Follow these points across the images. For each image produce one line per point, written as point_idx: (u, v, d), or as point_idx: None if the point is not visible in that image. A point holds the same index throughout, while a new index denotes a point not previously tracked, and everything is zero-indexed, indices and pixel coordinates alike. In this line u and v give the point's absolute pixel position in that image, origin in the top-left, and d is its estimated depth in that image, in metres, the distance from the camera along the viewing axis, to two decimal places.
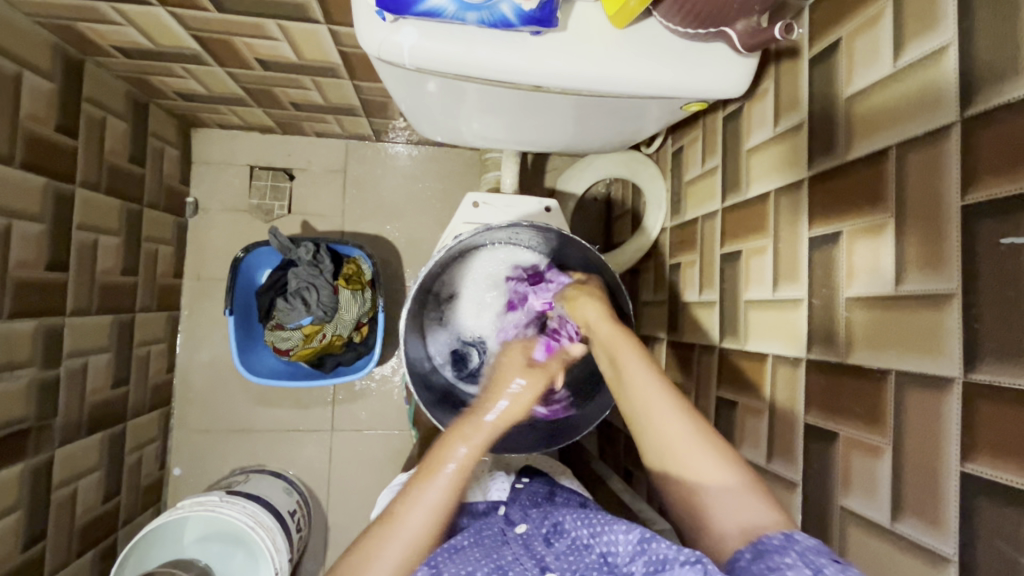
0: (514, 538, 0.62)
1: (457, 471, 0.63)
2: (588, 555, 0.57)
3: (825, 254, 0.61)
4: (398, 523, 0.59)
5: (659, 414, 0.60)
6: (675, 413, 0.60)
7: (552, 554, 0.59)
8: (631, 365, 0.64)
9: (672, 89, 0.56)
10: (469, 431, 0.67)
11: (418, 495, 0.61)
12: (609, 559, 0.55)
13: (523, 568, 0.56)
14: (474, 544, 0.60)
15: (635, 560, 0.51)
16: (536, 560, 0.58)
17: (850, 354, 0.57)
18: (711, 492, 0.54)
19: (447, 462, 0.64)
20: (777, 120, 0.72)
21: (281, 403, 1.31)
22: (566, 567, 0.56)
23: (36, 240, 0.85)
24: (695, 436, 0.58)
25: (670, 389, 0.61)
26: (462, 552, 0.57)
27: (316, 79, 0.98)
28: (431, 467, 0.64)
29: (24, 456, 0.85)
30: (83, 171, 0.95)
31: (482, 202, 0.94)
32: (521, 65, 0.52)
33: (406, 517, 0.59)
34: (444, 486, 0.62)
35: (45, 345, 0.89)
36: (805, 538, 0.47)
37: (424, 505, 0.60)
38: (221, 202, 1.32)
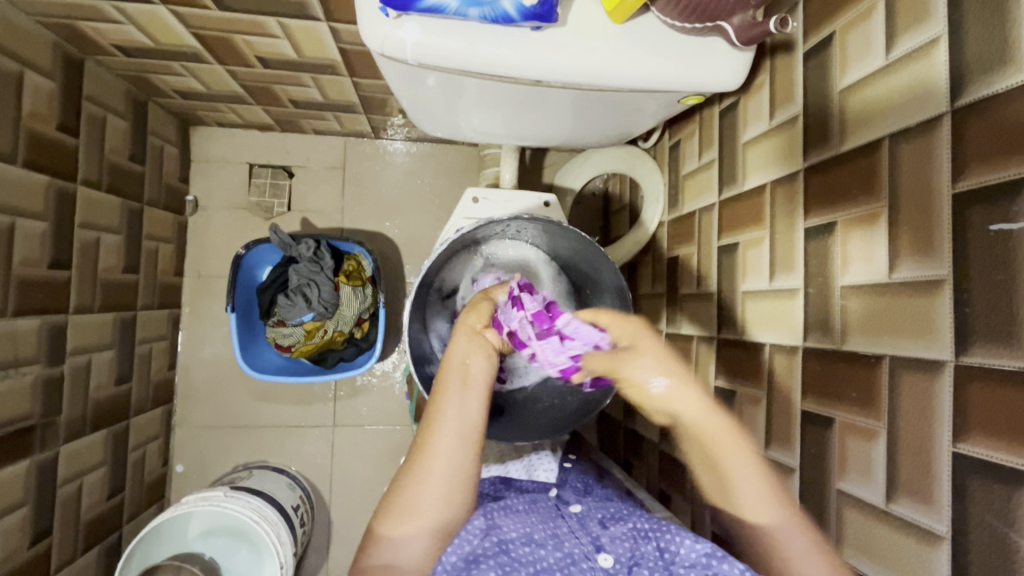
0: (569, 514, 0.67)
1: (461, 375, 0.65)
2: (645, 544, 0.59)
3: (821, 244, 0.63)
4: (429, 452, 0.60)
5: (742, 484, 0.59)
6: (755, 481, 0.59)
7: (607, 537, 0.62)
8: (700, 420, 0.62)
9: (671, 82, 0.57)
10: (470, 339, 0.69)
11: (437, 415, 0.62)
12: (667, 555, 0.58)
13: (580, 542, 0.61)
14: (528, 510, 0.66)
15: (699, 574, 0.54)
16: (590, 537, 0.62)
17: (845, 342, 0.58)
18: (772, 532, 0.57)
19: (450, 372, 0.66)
20: (773, 112, 0.73)
21: (283, 400, 1.32)
22: (621, 551, 0.59)
23: (39, 239, 0.86)
24: (762, 491, 0.59)
25: (749, 455, 0.60)
26: (518, 513, 0.64)
27: (315, 77, 0.99)
28: (441, 383, 0.65)
29: (30, 453, 0.85)
30: (84, 170, 0.95)
31: (482, 198, 0.95)
32: (522, 61, 0.53)
33: (432, 443, 0.61)
34: (456, 392, 0.63)
35: (50, 342, 0.89)
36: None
37: (448, 417, 0.62)
38: (221, 200, 1.32)
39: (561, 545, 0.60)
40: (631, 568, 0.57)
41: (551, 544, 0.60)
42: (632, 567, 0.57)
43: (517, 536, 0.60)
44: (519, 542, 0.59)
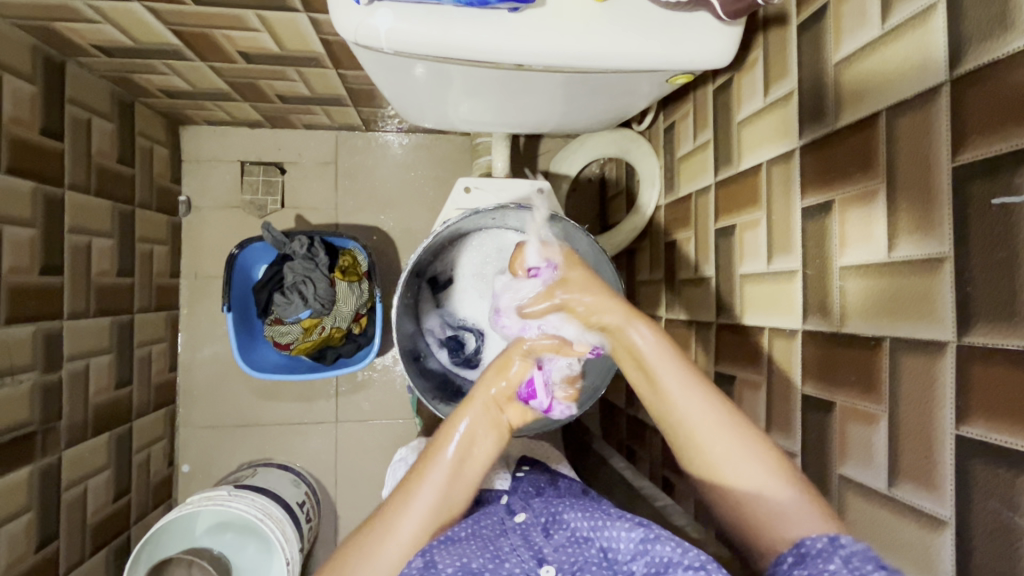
0: (513, 528, 0.61)
1: (457, 457, 0.60)
2: (588, 549, 0.56)
3: (818, 224, 0.61)
4: (391, 520, 0.57)
5: (683, 404, 0.59)
6: (702, 403, 0.59)
7: (551, 546, 0.58)
8: (649, 350, 0.61)
9: (657, 62, 0.55)
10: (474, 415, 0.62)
11: (412, 493, 0.58)
12: (609, 555, 0.55)
13: (520, 559, 0.55)
14: (471, 537, 0.57)
15: (637, 560, 0.53)
16: (533, 551, 0.57)
17: (844, 324, 0.57)
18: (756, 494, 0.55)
19: (447, 447, 0.60)
20: (768, 89, 0.71)
21: (286, 397, 1.32)
22: (565, 559, 0.55)
23: (27, 245, 0.85)
24: (716, 412, 0.58)
25: (687, 368, 0.60)
26: (459, 543, 0.56)
27: (299, 70, 0.97)
28: (432, 449, 0.61)
29: (32, 459, 0.86)
30: (71, 174, 0.94)
31: (474, 187, 0.94)
32: (502, 44, 0.51)
33: (399, 508, 0.58)
34: (442, 476, 0.59)
35: (46, 348, 0.89)
36: (851, 541, 0.48)
37: (421, 499, 0.58)
38: (214, 199, 1.31)
39: (501, 566, 0.53)
40: (575, 574, 0.53)
41: (491, 569, 0.53)
42: (575, 573, 0.53)
43: (452, 572, 0.52)
44: None
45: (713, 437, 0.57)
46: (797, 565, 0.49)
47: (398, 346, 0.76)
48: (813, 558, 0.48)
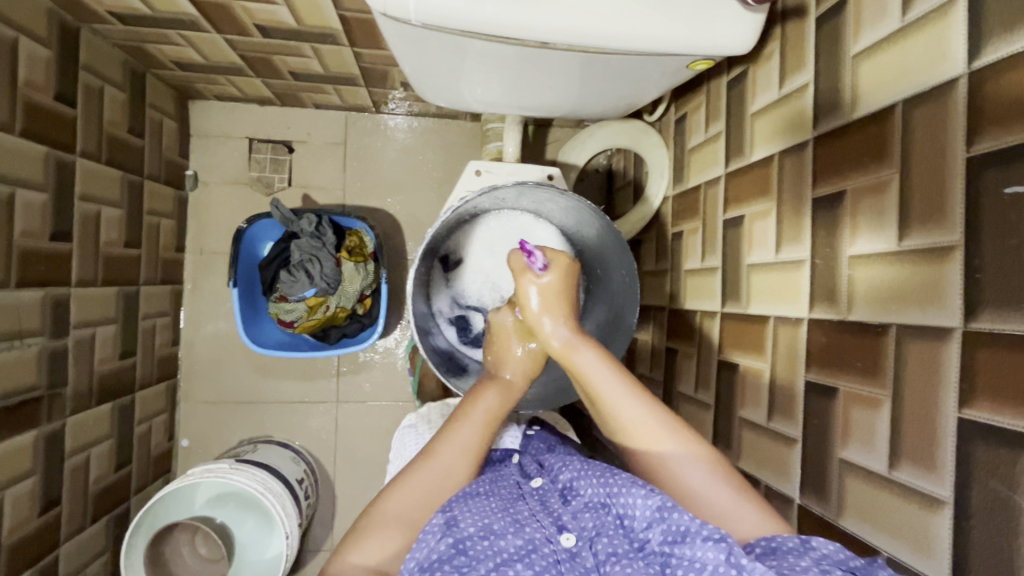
0: (531, 493, 0.64)
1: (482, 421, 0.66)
2: (606, 514, 0.56)
3: (829, 214, 0.62)
4: (433, 459, 0.63)
5: (621, 408, 0.60)
6: (640, 405, 0.60)
7: (570, 513, 0.59)
8: (583, 357, 0.62)
9: (679, 45, 0.56)
10: (496, 388, 0.69)
11: (438, 451, 0.63)
12: (626, 522, 0.55)
13: (541, 525, 0.56)
14: (488, 495, 0.61)
15: (654, 527, 0.52)
16: (553, 518, 0.58)
17: (851, 312, 0.58)
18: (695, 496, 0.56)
19: (477, 407, 0.67)
20: (783, 81, 0.72)
21: (287, 375, 1.32)
22: (583, 526, 0.56)
23: (39, 209, 0.85)
24: (656, 419, 0.59)
25: (626, 378, 0.61)
26: (478, 500, 0.59)
27: (314, 47, 0.97)
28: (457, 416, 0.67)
29: (37, 424, 0.86)
30: (83, 141, 0.94)
31: (485, 170, 0.95)
32: (526, 19, 0.52)
33: (439, 452, 0.63)
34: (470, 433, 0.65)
35: (54, 314, 0.89)
36: (823, 544, 0.47)
37: (446, 458, 0.63)
38: (222, 175, 1.31)
39: (522, 530, 0.55)
40: (593, 540, 0.54)
41: (512, 532, 0.55)
42: (592, 539, 0.54)
43: (474, 531, 0.54)
44: (476, 538, 0.53)
45: (648, 438, 0.59)
46: (765, 555, 0.48)
47: (413, 320, 0.77)
48: (784, 553, 0.47)
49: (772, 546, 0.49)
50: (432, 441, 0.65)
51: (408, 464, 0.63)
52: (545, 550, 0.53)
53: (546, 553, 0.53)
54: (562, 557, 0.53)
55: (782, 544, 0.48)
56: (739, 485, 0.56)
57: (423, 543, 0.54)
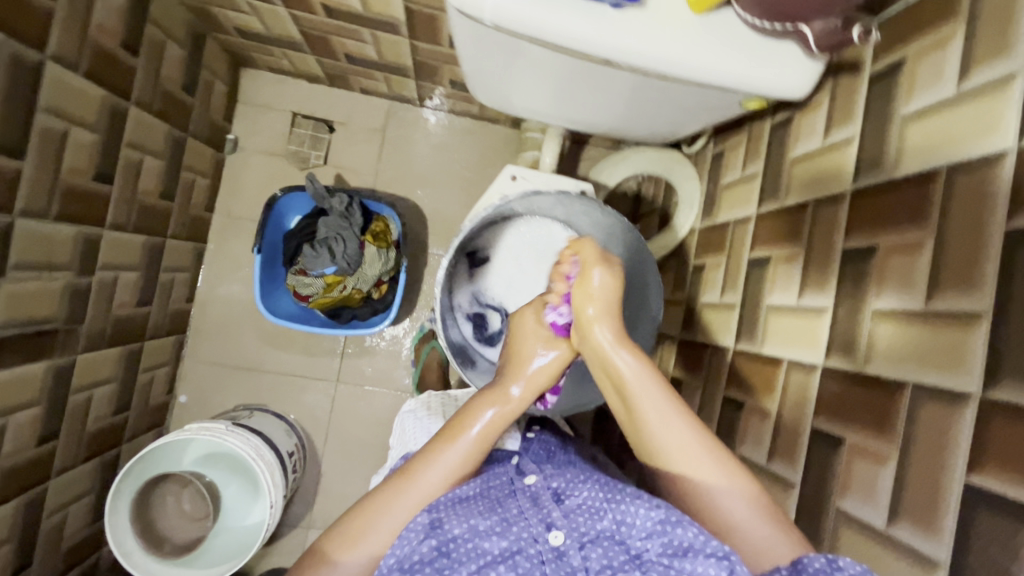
0: (522, 489, 0.63)
1: (477, 440, 0.64)
2: (599, 520, 0.56)
3: (857, 267, 0.63)
4: (415, 479, 0.61)
5: (661, 430, 0.59)
6: (684, 431, 0.59)
7: (561, 512, 0.58)
8: (632, 373, 0.63)
9: (737, 82, 0.57)
10: (493, 406, 0.67)
11: (422, 467, 0.62)
12: (623, 529, 0.55)
13: (529, 524, 0.57)
14: (479, 496, 0.61)
15: (652, 539, 0.53)
16: (541, 515, 0.58)
17: (868, 364, 0.59)
18: (736, 526, 0.55)
19: (471, 427, 0.65)
20: (828, 132, 0.73)
21: (293, 348, 1.34)
22: (574, 527, 0.56)
23: (87, 150, 0.87)
24: (698, 444, 0.58)
25: (669, 397, 0.61)
26: (466, 503, 0.59)
27: (373, 33, 1.00)
28: (448, 432, 0.65)
29: (49, 356, 0.87)
30: (138, 91, 0.96)
31: (520, 176, 0.98)
32: (596, 34, 0.53)
33: (420, 475, 0.61)
34: (455, 455, 0.63)
35: (83, 252, 0.91)
36: (850, 564, 0.46)
37: (441, 467, 0.62)
38: (261, 144, 1.34)
39: (508, 530, 0.56)
40: (585, 544, 0.55)
41: (497, 532, 0.56)
42: (584, 544, 0.55)
43: (461, 532, 0.56)
44: (462, 539, 0.56)
45: (687, 465, 0.58)
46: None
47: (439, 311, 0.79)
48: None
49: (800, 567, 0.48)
50: (413, 461, 0.63)
51: (389, 479, 0.61)
52: (531, 551, 0.55)
53: (531, 555, 0.54)
54: (548, 557, 0.54)
55: (810, 564, 0.47)
56: (780, 521, 0.55)
57: (405, 541, 0.56)
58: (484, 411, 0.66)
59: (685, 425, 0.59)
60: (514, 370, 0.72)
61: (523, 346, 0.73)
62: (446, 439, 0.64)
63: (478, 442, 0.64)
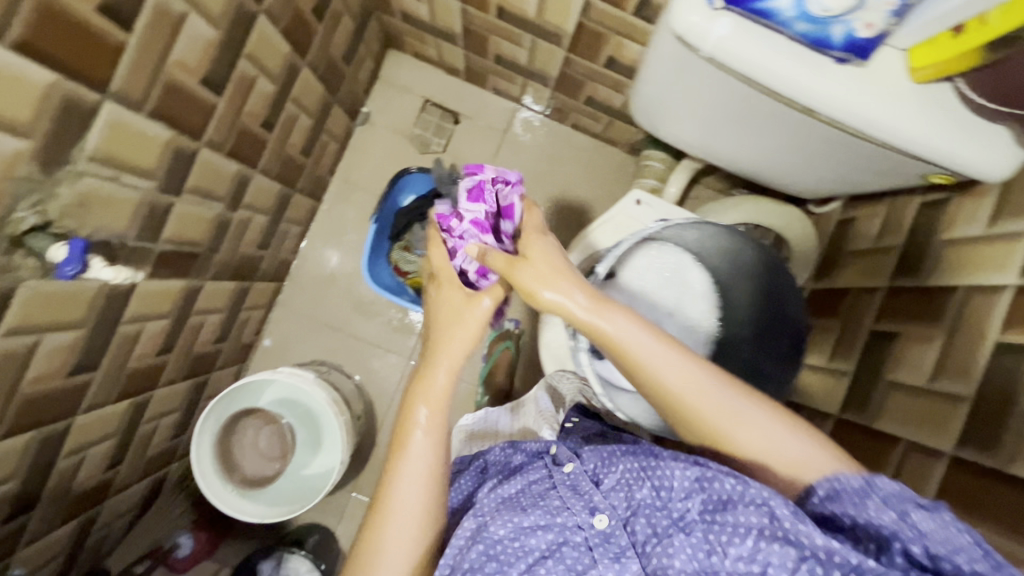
0: (563, 479, 0.62)
1: (423, 427, 0.65)
2: (637, 491, 0.57)
3: (1012, 362, 0.62)
4: (403, 458, 0.65)
5: (671, 380, 0.56)
6: (713, 383, 0.56)
7: (602, 493, 0.59)
8: (617, 330, 0.58)
9: (937, 156, 0.56)
10: (429, 385, 0.67)
11: (392, 486, 0.64)
12: (660, 494, 0.55)
13: (572, 512, 0.58)
14: (518, 492, 0.63)
15: (692, 497, 0.54)
16: (584, 501, 0.59)
17: (1012, 465, 0.58)
18: (770, 454, 0.55)
19: (414, 433, 0.65)
20: (995, 221, 0.71)
21: (376, 318, 1.39)
22: (615, 506, 0.58)
23: (267, 98, 0.93)
24: (725, 389, 0.56)
25: (659, 336, 0.58)
26: (510, 501, 0.62)
27: (535, 40, 1.04)
28: (398, 438, 0.66)
29: (188, 278, 0.93)
30: (315, 53, 1.03)
31: (644, 202, 1.01)
32: (813, 84, 0.54)
33: (391, 497, 0.64)
34: (415, 456, 0.64)
35: (236, 190, 0.97)
36: (887, 484, 0.49)
37: (408, 477, 0.64)
38: (390, 121, 1.41)
39: (551, 522, 0.58)
40: (627, 521, 0.56)
41: (542, 527, 0.58)
42: (626, 520, 0.56)
43: (505, 532, 0.58)
44: (507, 540, 0.57)
45: (717, 413, 0.56)
46: (829, 499, 0.51)
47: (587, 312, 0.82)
48: (850, 497, 0.50)
49: (834, 490, 0.51)
50: (380, 483, 0.65)
51: (369, 519, 0.64)
52: (578, 537, 0.57)
53: (577, 542, 0.57)
54: (595, 540, 0.56)
55: (843, 484, 0.51)
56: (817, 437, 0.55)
57: (454, 550, 0.60)
58: (437, 382, 0.66)
59: (704, 373, 0.57)
60: (433, 339, 0.70)
61: (444, 316, 0.71)
62: (400, 445, 0.65)
63: (428, 427, 0.65)
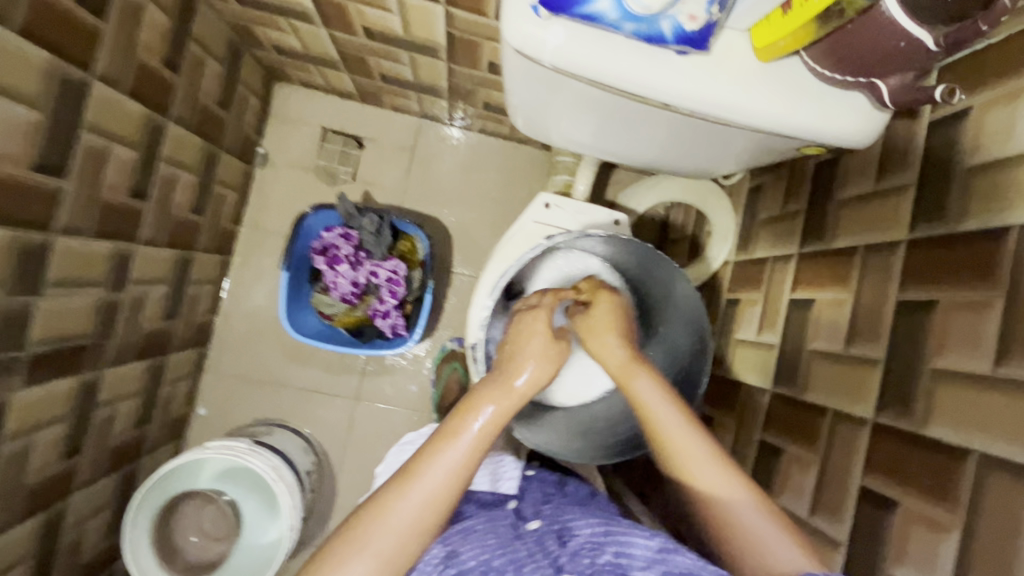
0: (527, 533, 0.61)
1: (478, 436, 0.57)
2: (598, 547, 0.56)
3: (913, 322, 0.61)
4: (419, 478, 0.54)
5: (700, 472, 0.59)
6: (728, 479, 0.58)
7: (568, 553, 0.56)
8: (663, 410, 0.62)
9: (798, 131, 0.55)
10: (500, 397, 0.61)
11: (422, 471, 0.55)
12: (623, 560, 0.53)
13: (537, 565, 0.54)
14: (487, 532, 0.59)
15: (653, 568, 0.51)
16: (550, 558, 0.56)
17: (925, 426, 0.57)
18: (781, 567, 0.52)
19: (471, 424, 0.58)
20: (881, 176, 0.71)
21: (313, 364, 1.33)
22: (581, 567, 0.54)
23: (128, 167, 0.87)
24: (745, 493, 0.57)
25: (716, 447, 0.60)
26: (476, 535, 0.58)
27: (413, 56, 0.99)
28: (445, 429, 0.58)
29: (78, 372, 0.87)
30: (178, 107, 0.96)
31: (554, 204, 0.97)
32: (658, 81, 0.52)
33: (423, 473, 0.54)
34: (456, 455, 0.56)
35: (116, 269, 0.90)
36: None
37: (443, 468, 0.55)
38: (291, 158, 1.34)
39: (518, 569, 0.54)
40: None
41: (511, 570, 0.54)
42: None
43: (475, 565, 0.54)
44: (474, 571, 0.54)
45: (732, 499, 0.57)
46: None
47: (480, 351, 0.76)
48: None
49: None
50: (399, 470, 0.55)
51: (384, 485, 0.54)
52: None
53: None
54: None
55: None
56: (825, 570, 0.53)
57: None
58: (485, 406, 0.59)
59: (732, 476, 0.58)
60: (511, 362, 0.66)
61: (532, 350, 0.66)
62: (447, 439, 0.57)
63: (481, 440, 0.57)
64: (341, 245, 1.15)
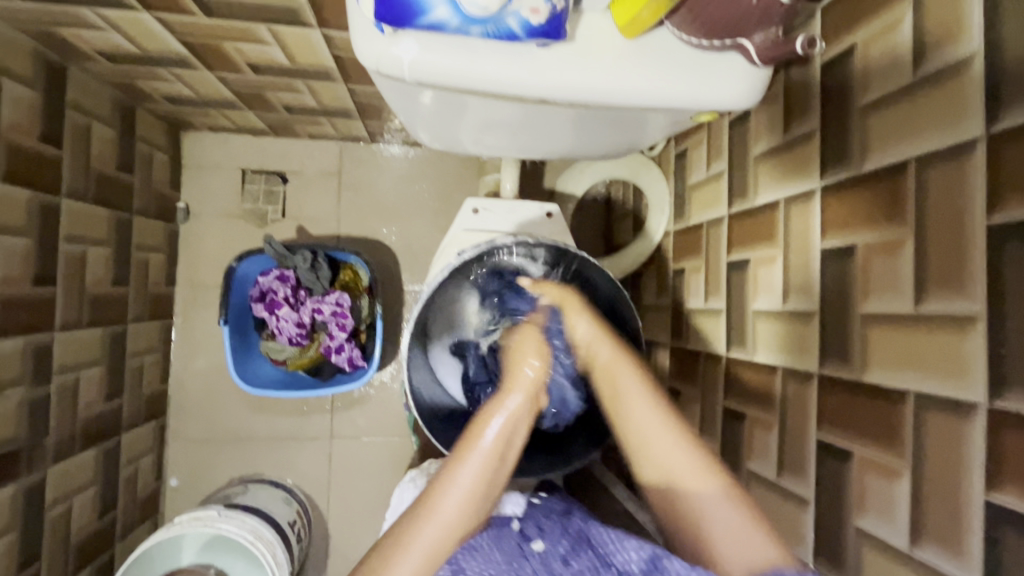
0: (532, 555, 0.61)
1: (493, 448, 0.61)
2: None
3: (838, 269, 0.60)
4: (433, 506, 0.58)
5: (664, 448, 0.60)
6: (683, 448, 0.60)
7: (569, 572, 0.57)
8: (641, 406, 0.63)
9: (682, 102, 0.56)
10: (504, 409, 0.63)
11: (439, 492, 0.59)
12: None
13: None
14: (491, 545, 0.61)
15: None
16: None
17: (865, 372, 0.56)
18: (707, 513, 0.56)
19: (484, 435, 0.61)
20: (789, 125, 0.70)
21: (279, 411, 1.29)
22: None
23: (20, 255, 0.82)
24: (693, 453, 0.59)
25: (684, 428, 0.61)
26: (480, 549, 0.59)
27: (309, 83, 0.95)
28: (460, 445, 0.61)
29: (16, 478, 0.82)
30: (68, 181, 0.92)
31: (482, 208, 0.93)
32: (529, 78, 0.52)
33: (438, 504, 0.58)
34: (480, 460, 0.60)
35: (34, 362, 0.86)
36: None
37: (458, 488, 0.59)
38: (213, 207, 1.28)
39: None
40: None
41: None
42: None
43: None
44: None
45: (685, 463, 0.59)
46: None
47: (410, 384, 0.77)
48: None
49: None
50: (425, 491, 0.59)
51: (410, 511, 0.58)
52: None
53: None
54: None
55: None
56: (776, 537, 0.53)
57: None
58: (496, 414, 0.62)
59: (688, 445, 0.60)
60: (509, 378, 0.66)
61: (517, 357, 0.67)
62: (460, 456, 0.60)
63: (497, 442, 0.61)
64: (281, 289, 1.11)
